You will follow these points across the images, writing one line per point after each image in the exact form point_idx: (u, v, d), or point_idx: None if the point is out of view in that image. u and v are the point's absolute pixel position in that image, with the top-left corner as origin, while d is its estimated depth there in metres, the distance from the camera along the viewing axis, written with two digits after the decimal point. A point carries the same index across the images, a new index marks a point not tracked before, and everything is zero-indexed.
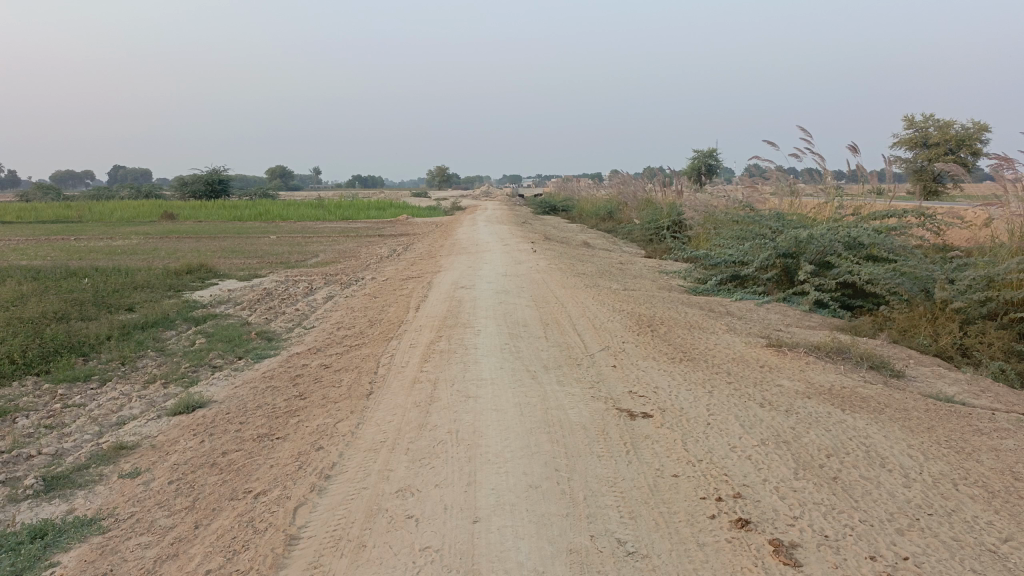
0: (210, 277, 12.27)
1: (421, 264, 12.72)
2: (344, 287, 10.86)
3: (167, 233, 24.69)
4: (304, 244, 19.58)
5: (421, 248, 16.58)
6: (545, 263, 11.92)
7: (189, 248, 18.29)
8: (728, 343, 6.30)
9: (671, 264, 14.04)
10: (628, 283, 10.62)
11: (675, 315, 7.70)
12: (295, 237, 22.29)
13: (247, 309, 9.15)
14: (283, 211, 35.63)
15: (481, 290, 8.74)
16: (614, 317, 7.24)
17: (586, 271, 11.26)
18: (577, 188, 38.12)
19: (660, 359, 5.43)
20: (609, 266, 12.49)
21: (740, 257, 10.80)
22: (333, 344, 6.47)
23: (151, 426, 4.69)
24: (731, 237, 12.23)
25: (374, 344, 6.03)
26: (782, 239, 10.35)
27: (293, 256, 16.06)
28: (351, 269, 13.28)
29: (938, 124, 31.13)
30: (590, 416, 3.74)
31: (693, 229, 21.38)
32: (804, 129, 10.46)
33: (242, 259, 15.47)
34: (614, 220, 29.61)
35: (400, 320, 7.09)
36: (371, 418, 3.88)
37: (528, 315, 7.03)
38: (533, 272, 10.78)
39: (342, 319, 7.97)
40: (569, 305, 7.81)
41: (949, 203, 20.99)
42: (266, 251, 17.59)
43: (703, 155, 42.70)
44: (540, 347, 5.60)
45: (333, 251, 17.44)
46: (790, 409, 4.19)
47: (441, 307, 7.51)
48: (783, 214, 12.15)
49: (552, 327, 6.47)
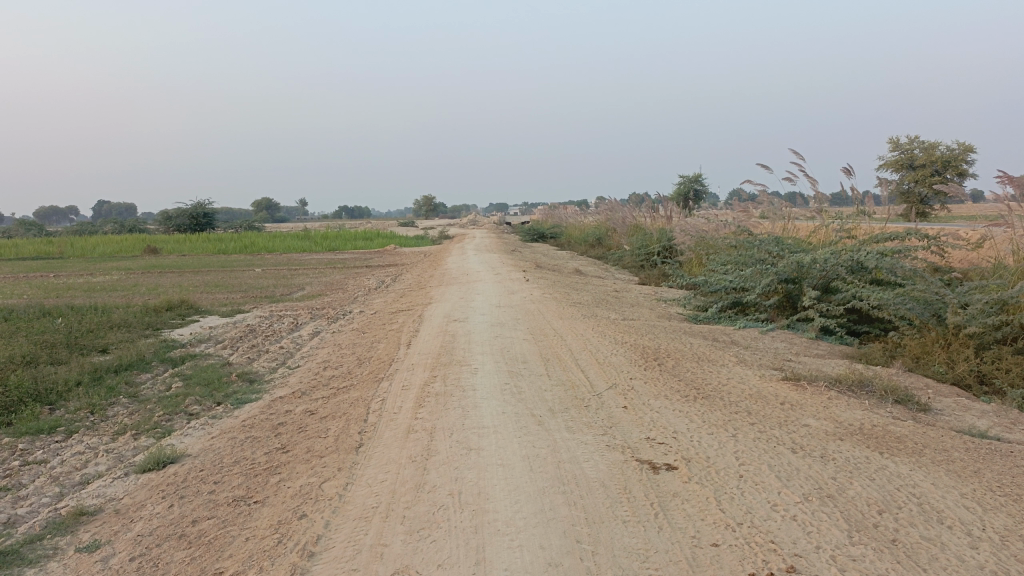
0: (191, 314, 11.80)
1: (411, 296, 12.30)
2: (331, 322, 10.41)
3: (149, 267, 24.19)
4: (289, 277, 19.14)
5: (410, 279, 16.19)
6: (539, 292, 11.52)
7: (170, 283, 17.77)
8: (742, 377, 5.90)
9: (667, 290, 13.70)
10: (627, 312, 10.24)
11: (680, 346, 7.31)
12: (280, 269, 21.82)
13: (229, 348, 8.69)
14: (268, 243, 35.14)
15: (475, 323, 8.31)
16: (617, 350, 6.83)
17: (582, 300, 10.88)
18: (565, 215, 37.92)
19: (673, 398, 5.02)
20: (605, 295, 12.12)
21: (740, 283, 10.44)
22: (319, 386, 6.02)
23: (117, 486, 4.22)
24: (729, 262, 11.89)
25: (363, 386, 5.59)
26: (783, 264, 10.00)
27: (278, 290, 15.59)
28: (338, 303, 12.84)
29: (924, 145, 31.15)
30: (608, 470, 3.33)
31: (684, 254, 21.11)
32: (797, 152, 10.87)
33: (226, 293, 15.02)
34: (604, 246, 29.32)
35: (390, 358, 6.66)
36: (362, 478, 3.45)
37: (526, 351, 6.60)
38: (528, 302, 10.39)
39: (329, 358, 7.52)
40: (568, 337, 7.41)
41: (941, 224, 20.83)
42: (251, 285, 17.14)
43: (690, 180, 42.66)
44: (542, 386, 5.17)
45: (319, 283, 16.99)
46: (825, 456, 3.79)
47: (434, 343, 7.08)
48: (782, 238, 11.84)
49: (554, 364, 6.05)
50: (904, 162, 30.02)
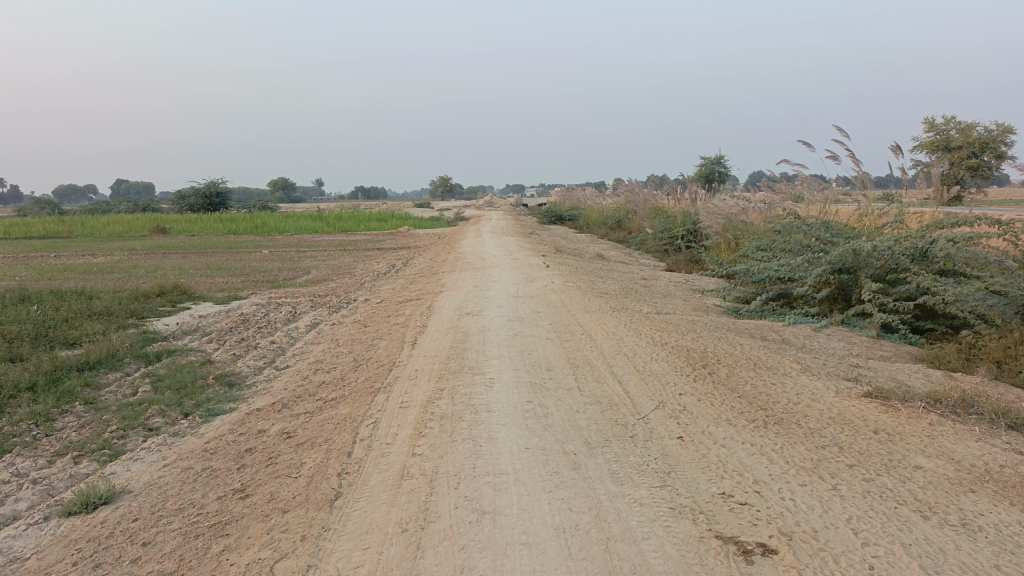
0: (183, 301, 10.86)
1: (422, 283, 11.30)
2: (332, 312, 9.43)
3: (155, 248, 23.34)
4: (297, 260, 18.23)
5: (422, 263, 15.20)
6: (561, 281, 10.47)
7: (172, 266, 16.88)
8: (813, 393, 4.86)
9: (699, 278, 12.64)
10: (660, 304, 9.18)
11: (729, 348, 6.25)
12: (288, 252, 20.89)
13: (215, 342, 7.73)
14: (280, 224, 34.26)
15: (490, 317, 7.29)
16: (658, 354, 5.80)
17: (609, 290, 9.82)
18: (583, 196, 36.76)
19: (739, 424, 3.99)
20: (633, 283, 11.06)
21: (786, 273, 9.35)
22: (304, 397, 5.04)
23: (26, 539, 3.26)
24: (769, 249, 10.79)
25: (355, 400, 4.61)
26: (837, 252, 8.91)
27: (282, 274, 14.65)
28: (342, 289, 11.86)
29: (960, 126, 29.59)
30: (678, 556, 2.33)
31: (711, 239, 19.96)
32: (838, 129, 10.67)
33: (225, 277, 14.08)
34: (624, 229, 28.20)
35: (390, 361, 5.66)
36: (331, 557, 2.47)
37: (551, 354, 5.58)
38: (549, 292, 9.36)
39: (322, 357, 6.53)
40: (599, 337, 6.39)
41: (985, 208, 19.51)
42: (255, 268, 16.21)
43: (712, 162, 41.29)
44: (574, 405, 4.16)
45: (326, 267, 16.03)
46: (969, 525, 2.77)
47: (443, 342, 6.09)
48: (829, 222, 10.70)
49: (585, 372, 5.02)
50: (940, 143, 28.51)
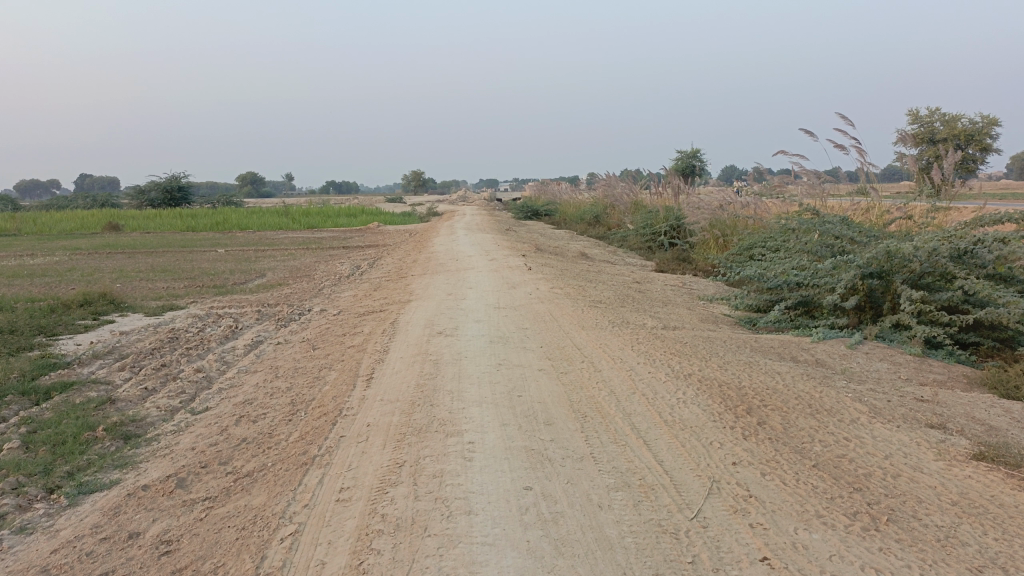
0: (109, 312, 9.36)
1: (387, 290, 9.92)
2: (280, 327, 8.02)
3: (103, 247, 21.62)
4: (253, 259, 16.75)
5: (390, 264, 13.82)
6: (547, 287, 9.15)
7: (113, 269, 15.28)
8: (907, 455, 3.59)
9: (697, 281, 11.41)
10: (663, 315, 7.90)
11: (768, 379, 4.97)
12: (245, 251, 19.32)
13: (128, 370, 6.30)
14: (243, 220, 32.58)
15: (467, 339, 5.94)
16: (684, 391, 4.49)
17: (602, 298, 8.52)
18: (557, 190, 35.53)
19: (840, 526, 2.71)
20: (627, 289, 9.77)
21: (808, 278, 8.11)
22: (212, 467, 3.66)
23: None
24: (781, 250, 9.56)
25: (276, 479, 3.24)
26: (868, 254, 7.69)
27: (233, 277, 13.17)
28: (297, 296, 10.43)
29: (944, 118, 28.75)
30: None
31: (697, 235, 18.80)
32: (843, 117, 9.50)
33: (168, 282, 12.56)
34: (603, 225, 27.03)
35: (335, 408, 4.29)
36: None
37: (547, 397, 4.25)
38: (534, 302, 8.03)
39: (253, 395, 5.12)
40: (604, 367, 5.07)
41: (982, 203, 18.56)
42: (204, 270, 14.68)
43: (688, 156, 40.33)
44: (594, 495, 2.84)
45: (284, 268, 14.60)
46: None
47: (408, 378, 4.72)
48: (848, 218, 9.48)
49: (598, 428, 3.71)
50: (924, 135, 27.58)
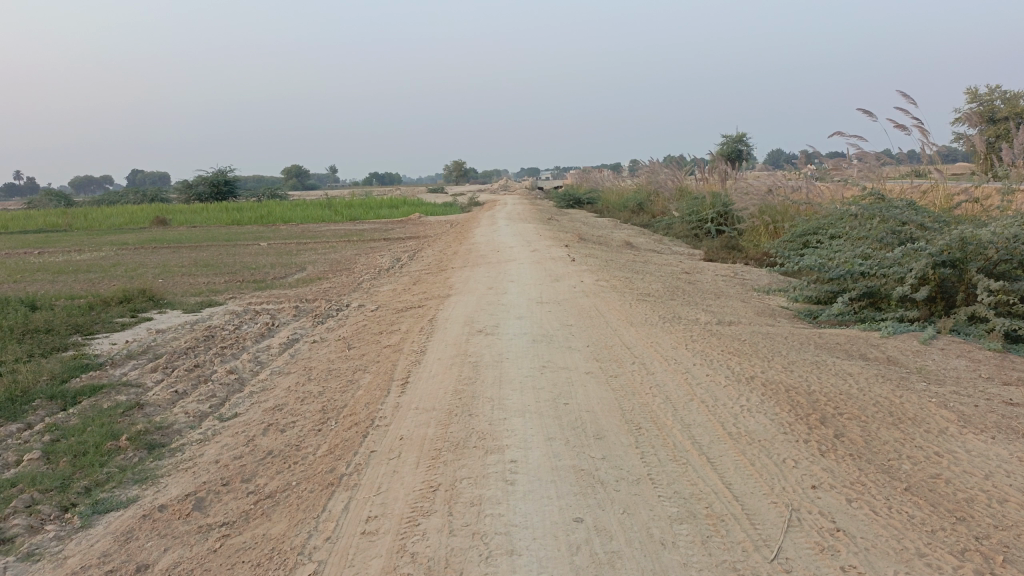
0: (147, 309, 9.26)
1: (426, 283, 9.64)
2: (317, 324, 7.78)
3: (149, 242, 21.83)
4: (294, 253, 16.65)
5: (430, 257, 13.56)
6: (592, 279, 8.75)
7: (156, 264, 15.31)
8: (1012, 475, 3.14)
9: (749, 271, 10.90)
10: (716, 309, 7.45)
11: (840, 382, 4.52)
12: (287, 244, 19.29)
13: (160, 372, 6.11)
14: (286, 213, 32.72)
15: (509, 337, 5.59)
16: (748, 397, 4.08)
17: (650, 291, 8.10)
18: (599, 178, 34.97)
19: (949, 570, 2.29)
20: (676, 280, 9.32)
21: (873, 267, 7.58)
22: (234, 485, 3.38)
23: None
24: (841, 238, 9.01)
25: (300, 503, 2.94)
26: (940, 241, 7.13)
27: (273, 272, 13.04)
28: (335, 291, 10.22)
29: (1006, 95, 27.41)
30: None
31: (746, 222, 18.17)
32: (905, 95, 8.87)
33: (208, 278, 12.48)
34: (647, 212, 26.44)
35: (367, 417, 3.99)
36: None
37: (597, 405, 3.89)
38: (579, 296, 7.66)
39: (284, 399, 4.85)
40: (658, 369, 4.68)
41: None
42: (245, 264, 14.61)
43: (733, 141, 39.31)
44: (655, 529, 2.47)
45: (324, 262, 14.45)
46: None
47: (445, 383, 4.40)
48: (916, 202, 8.87)
49: (654, 443, 3.34)
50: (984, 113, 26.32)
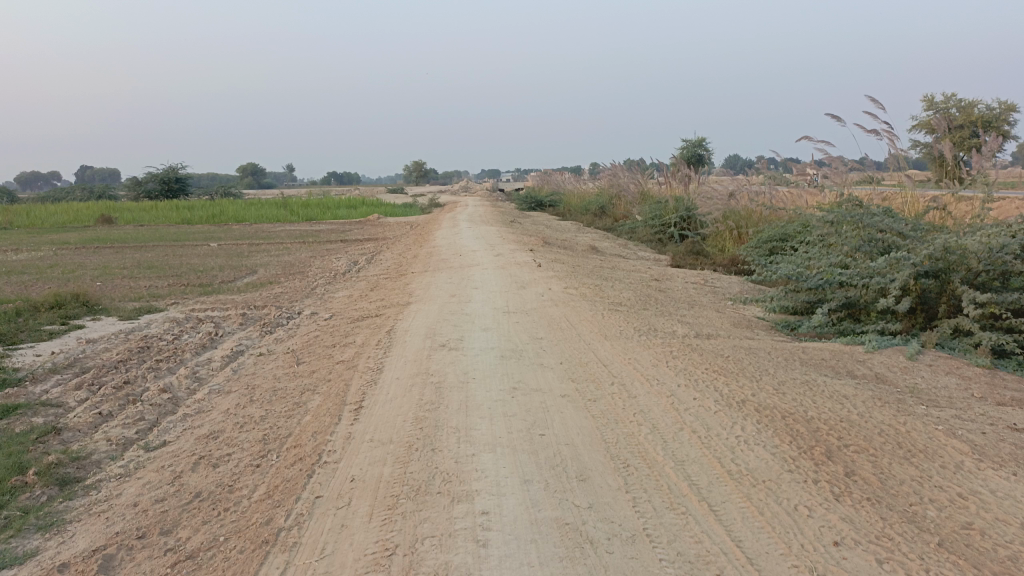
0: (80, 316, 8.56)
1: (384, 290, 9.11)
2: (265, 334, 7.21)
3: (93, 241, 20.82)
4: (246, 255, 15.93)
5: (388, 260, 13.01)
6: (559, 287, 8.31)
7: (97, 265, 14.47)
8: None
9: (719, 279, 10.59)
10: (691, 320, 7.07)
11: (839, 407, 4.14)
12: (239, 245, 18.52)
13: (85, 390, 5.49)
14: (240, 212, 31.72)
15: (474, 353, 5.12)
16: (743, 426, 3.67)
17: (622, 301, 7.69)
18: (561, 181, 34.71)
19: None
20: (647, 288, 8.94)
21: (853, 277, 7.28)
22: (151, 539, 2.85)
23: None
24: (817, 245, 8.73)
25: (226, 570, 2.44)
26: (923, 251, 6.84)
27: (222, 275, 12.36)
28: (287, 297, 9.63)
29: (960, 104, 27.79)
30: None
31: (710, 228, 17.98)
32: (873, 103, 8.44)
33: (151, 281, 11.75)
34: (610, 216, 26.19)
35: (313, 450, 3.48)
36: None
37: (576, 437, 3.44)
38: (547, 305, 7.21)
39: (221, 426, 4.30)
40: (640, 391, 4.25)
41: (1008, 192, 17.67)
42: (193, 266, 13.87)
43: (693, 144, 39.41)
44: None
45: (277, 264, 13.79)
46: None
47: (404, 408, 3.90)
48: (892, 210, 8.63)
49: (648, 485, 2.90)
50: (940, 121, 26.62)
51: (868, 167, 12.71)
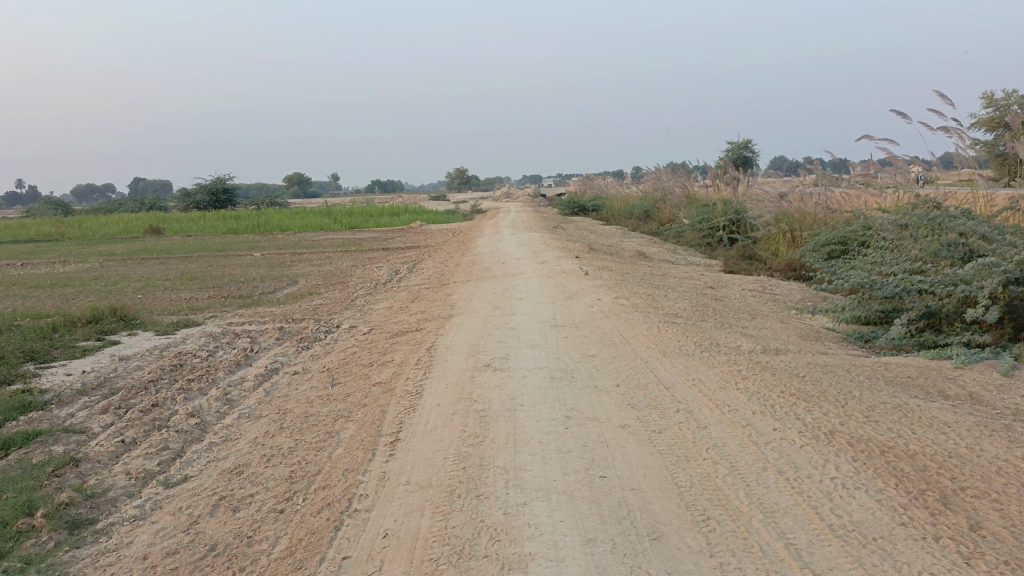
0: (116, 331, 8.35)
1: (425, 301, 8.73)
2: (301, 349, 6.87)
3: (139, 252, 20.97)
4: (288, 265, 15.76)
5: (429, 269, 12.66)
6: (610, 297, 7.83)
7: (140, 277, 14.42)
8: None
9: (778, 287, 9.98)
10: (756, 333, 6.53)
11: (943, 440, 3.59)
12: (281, 255, 18.39)
13: (111, 413, 5.20)
14: (284, 221, 31.84)
15: (520, 373, 4.68)
16: (837, 467, 3.16)
17: (678, 313, 7.18)
18: (604, 185, 34.15)
19: None
20: (703, 298, 8.40)
21: (933, 285, 6.65)
22: None
23: None
24: (888, 249, 8.10)
25: None
26: (1015, 255, 6.19)
27: (262, 286, 12.14)
28: (326, 309, 9.32)
29: (1023, 97, 26.50)
30: None
31: (762, 231, 17.28)
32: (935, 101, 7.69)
33: (190, 293, 11.58)
34: (655, 220, 25.55)
35: (342, 494, 3.08)
36: None
37: (643, 480, 2.97)
38: (598, 318, 6.74)
39: (246, 458, 3.94)
40: (709, 420, 3.76)
41: None
42: (234, 277, 13.71)
43: (739, 145, 38.47)
44: None
45: (317, 274, 13.55)
46: None
47: (445, 442, 3.48)
48: (971, 211, 7.95)
49: (735, 547, 2.43)
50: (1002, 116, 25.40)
51: (934, 165, 11.97)
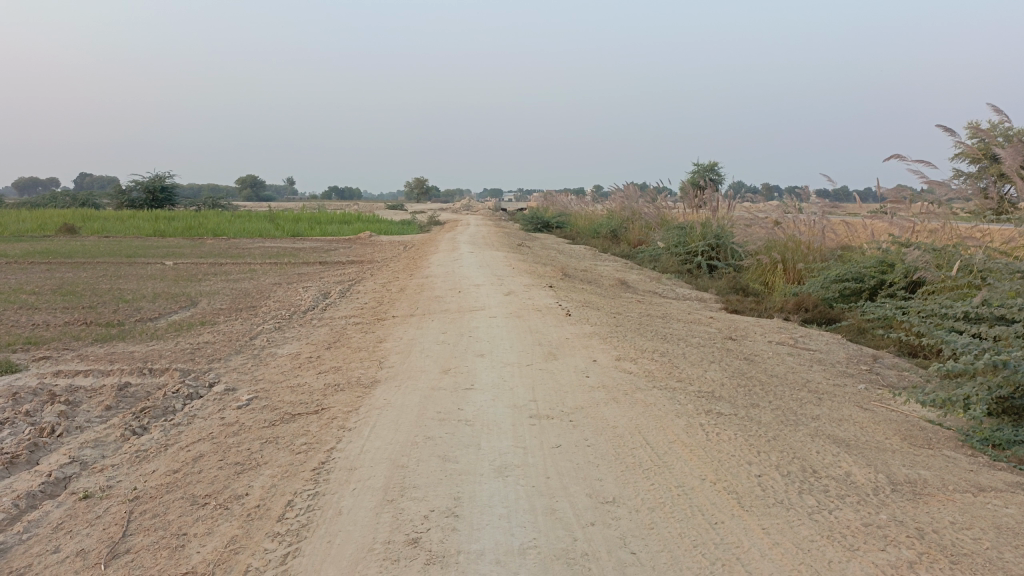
0: None
1: (344, 349, 6.24)
2: (129, 433, 4.31)
3: (36, 255, 18.02)
4: (198, 278, 13.04)
5: (364, 295, 10.15)
6: (610, 358, 5.43)
7: (5, 288, 11.53)
8: None
9: (810, 342, 7.73)
10: (847, 438, 4.18)
11: None
12: (198, 265, 15.62)
13: None
14: (221, 224, 28.87)
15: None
16: None
17: (717, 393, 4.79)
18: (567, 201, 32.00)
19: None
20: (734, 360, 6.05)
21: None
22: None
23: None
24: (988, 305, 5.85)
25: None
26: None
27: (147, 308, 9.48)
28: (208, 349, 6.74)
29: None
30: None
31: (751, 260, 15.16)
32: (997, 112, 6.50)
33: (47, 316, 8.85)
34: (623, 240, 23.43)
35: None
36: None
37: None
38: (601, 401, 4.33)
39: None
40: None
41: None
42: (121, 292, 10.95)
43: (707, 167, 36.80)
44: None
45: (225, 294, 10.89)
46: None
47: None
48: None
49: None
50: None
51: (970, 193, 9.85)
